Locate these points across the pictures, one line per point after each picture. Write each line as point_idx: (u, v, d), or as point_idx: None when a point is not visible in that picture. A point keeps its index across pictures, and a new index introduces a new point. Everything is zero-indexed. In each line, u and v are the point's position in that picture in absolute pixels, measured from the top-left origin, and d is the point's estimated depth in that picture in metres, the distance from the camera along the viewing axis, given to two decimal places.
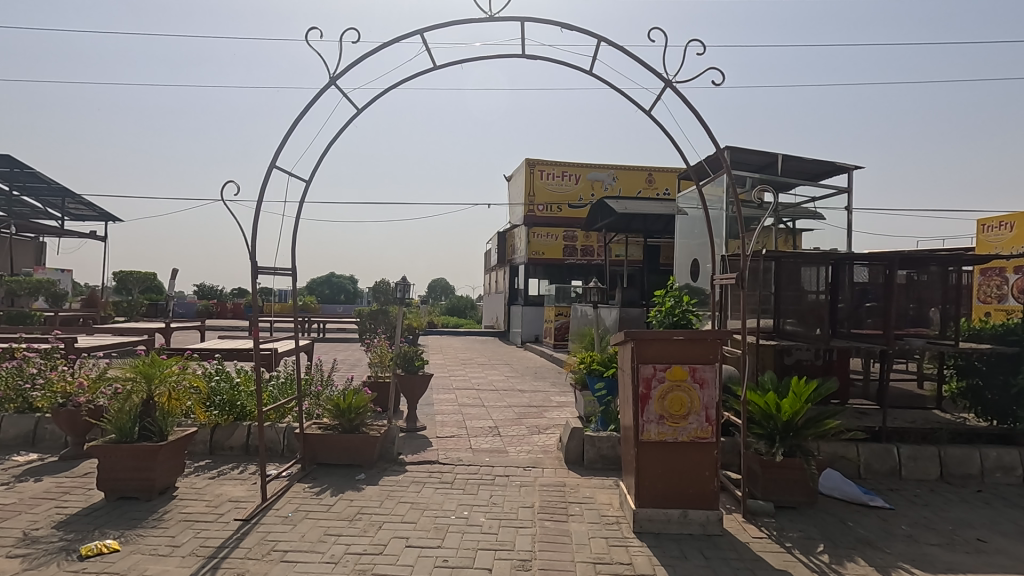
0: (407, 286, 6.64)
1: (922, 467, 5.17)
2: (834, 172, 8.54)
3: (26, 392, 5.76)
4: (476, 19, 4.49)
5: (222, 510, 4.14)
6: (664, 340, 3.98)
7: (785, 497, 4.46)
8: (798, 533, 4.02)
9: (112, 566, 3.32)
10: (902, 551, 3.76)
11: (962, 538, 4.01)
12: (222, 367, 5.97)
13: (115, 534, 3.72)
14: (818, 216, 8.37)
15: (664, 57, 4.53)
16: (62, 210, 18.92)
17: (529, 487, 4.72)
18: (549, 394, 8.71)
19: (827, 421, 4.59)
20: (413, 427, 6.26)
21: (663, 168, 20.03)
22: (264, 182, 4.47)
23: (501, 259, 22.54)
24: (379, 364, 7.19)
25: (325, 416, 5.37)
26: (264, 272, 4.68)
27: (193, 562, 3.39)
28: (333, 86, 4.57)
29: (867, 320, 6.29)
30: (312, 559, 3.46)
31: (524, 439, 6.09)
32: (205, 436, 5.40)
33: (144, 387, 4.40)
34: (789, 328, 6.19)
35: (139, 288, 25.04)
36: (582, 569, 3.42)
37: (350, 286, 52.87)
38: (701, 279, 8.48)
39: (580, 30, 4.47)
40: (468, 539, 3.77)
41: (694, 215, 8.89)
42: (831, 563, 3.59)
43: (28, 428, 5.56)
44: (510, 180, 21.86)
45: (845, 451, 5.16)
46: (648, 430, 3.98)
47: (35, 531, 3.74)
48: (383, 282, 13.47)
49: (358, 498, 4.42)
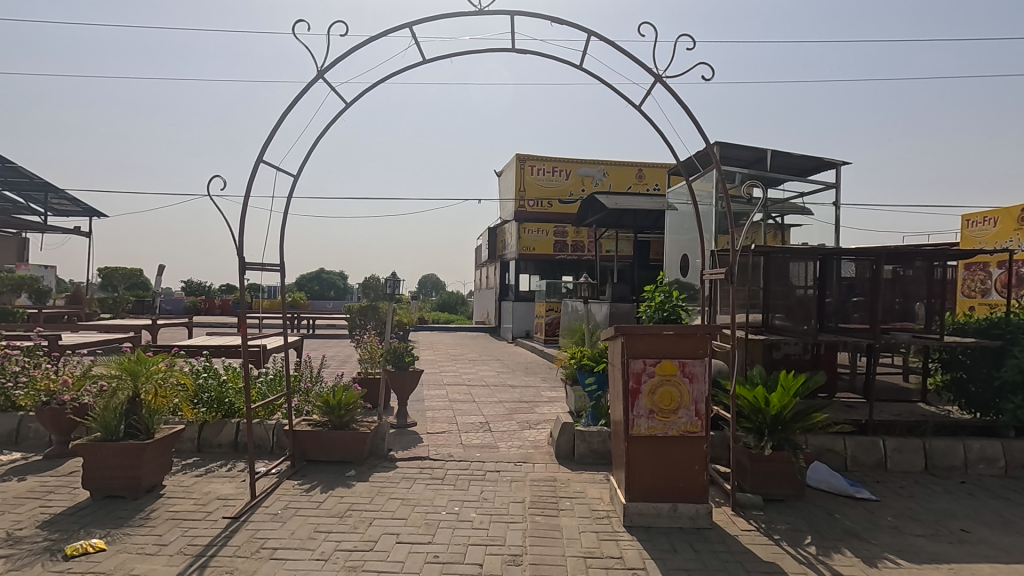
0: (398, 281, 6.52)
1: (908, 459, 5.24)
2: (822, 168, 8.61)
3: (9, 390, 5.67)
4: (465, 13, 4.48)
5: (210, 509, 4.10)
6: (653, 337, 4.01)
7: (773, 490, 4.51)
8: (787, 526, 4.06)
9: (98, 566, 3.28)
10: (887, 543, 3.80)
11: (945, 529, 4.06)
12: (209, 364, 5.93)
13: (100, 534, 3.67)
14: (806, 212, 8.43)
15: (653, 52, 4.54)
16: (45, 206, 18.63)
17: (520, 483, 4.73)
18: (539, 390, 8.73)
19: (815, 415, 4.60)
20: (403, 423, 6.25)
21: (653, 164, 20.13)
22: (252, 176, 4.41)
23: (492, 255, 22.49)
24: (369, 360, 7.18)
25: (315, 413, 5.33)
26: (252, 267, 4.59)
27: (179, 561, 3.36)
28: (321, 80, 4.55)
29: (854, 314, 6.42)
30: (302, 556, 3.45)
31: (515, 435, 6.10)
32: (193, 433, 5.33)
33: (130, 384, 4.36)
34: (778, 323, 6.22)
35: (125, 285, 24.83)
36: (573, 564, 3.42)
37: (340, 283, 52.96)
38: (691, 275, 8.51)
39: (569, 25, 4.50)
40: (459, 535, 3.77)
41: (684, 210, 8.92)
42: (819, 555, 3.63)
43: (12, 426, 5.48)
44: (501, 177, 21.82)
45: (832, 444, 5.22)
46: (638, 425, 3.98)
47: (19, 531, 3.68)
48: (374, 278, 13.43)
49: (349, 495, 4.39)
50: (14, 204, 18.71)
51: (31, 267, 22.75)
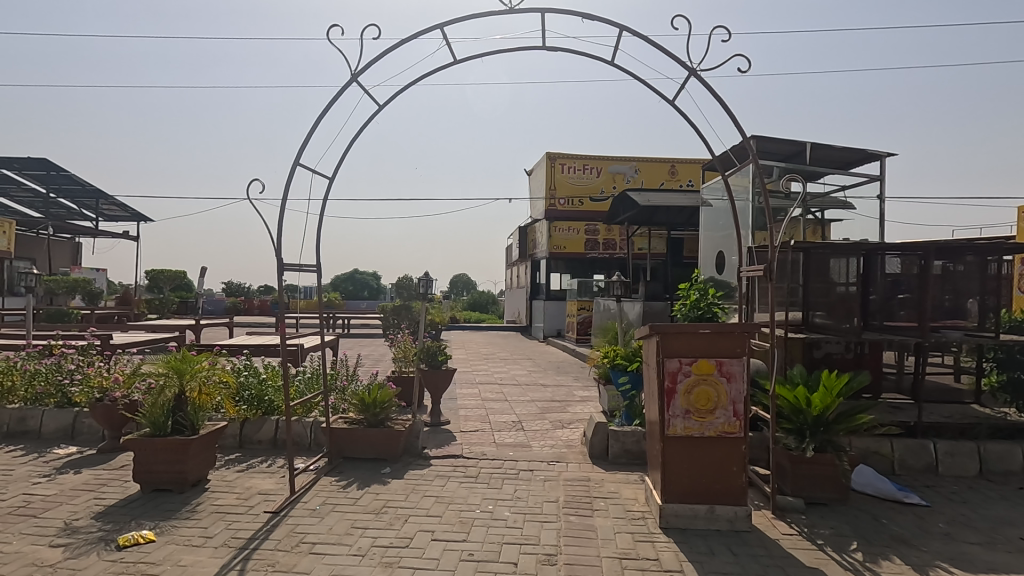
0: (430, 281, 6.56)
1: (961, 464, 5.01)
2: (866, 160, 8.31)
3: (65, 387, 5.92)
4: (496, 12, 4.47)
5: (252, 503, 4.21)
6: (690, 335, 3.93)
7: (816, 494, 4.37)
8: (830, 531, 3.93)
9: (148, 556, 3.41)
10: (939, 550, 3.65)
11: (1002, 537, 3.87)
12: (249, 363, 6.10)
13: (150, 526, 3.81)
14: (848, 206, 8.16)
15: (686, 44, 4.44)
16: (97, 212, 19.51)
17: (554, 482, 4.71)
18: (572, 389, 8.69)
19: (860, 416, 4.44)
20: (437, 422, 6.30)
21: (686, 159, 19.80)
22: (289, 180, 4.47)
23: (523, 254, 22.51)
24: (403, 359, 7.27)
25: (352, 410, 5.42)
26: (290, 269, 4.68)
27: (224, 553, 3.46)
28: (355, 83, 4.60)
29: (900, 311, 6.20)
30: (340, 551, 3.51)
31: (548, 434, 6.08)
32: (234, 430, 5.49)
33: (176, 382, 4.53)
34: (819, 322, 6.01)
35: (170, 286, 25.82)
36: (608, 564, 3.39)
37: (373, 283, 53.80)
38: (727, 272, 8.33)
39: (600, 20, 4.44)
40: (494, 533, 3.78)
41: (718, 206, 8.77)
42: (865, 561, 3.51)
43: (68, 422, 5.72)
44: (532, 176, 21.77)
45: (878, 446, 5.03)
46: (674, 425, 3.92)
47: (75, 522, 3.86)
48: (406, 279, 13.58)
49: (384, 492, 4.45)
50: (68, 210, 19.63)
51: (84, 271, 23.86)
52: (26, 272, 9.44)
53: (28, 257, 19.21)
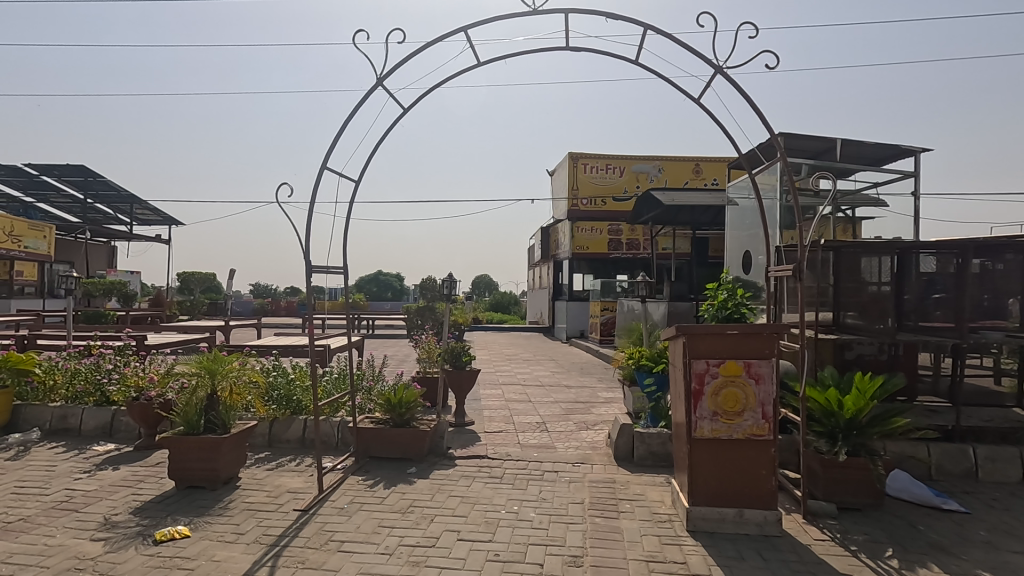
0: (454, 282, 6.58)
1: (1002, 470, 4.85)
2: (898, 156, 8.09)
3: (103, 386, 6.11)
4: (519, 14, 4.46)
5: (282, 501, 4.29)
6: (717, 336, 3.88)
7: (848, 498, 4.27)
8: (864, 537, 3.83)
9: (183, 551, 3.50)
10: (980, 559, 3.53)
11: None
12: (278, 363, 6.21)
13: (185, 522, 3.91)
14: (880, 204, 7.96)
15: (713, 41, 4.36)
16: (131, 216, 20.09)
17: (579, 483, 4.69)
18: (595, 390, 8.64)
19: (895, 419, 4.33)
20: (461, 422, 6.33)
21: (711, 158, 19.54)
22: (316, 184, 4.52)
23: (545, 254, 22.46)
24: (428, 359, 7.33)
25: (378, 410, 5.49)
26: (318, 271, 4.75)
27: (256, 550, 3.53)
28: (380, 87, 4.63)
29: (935, 312, 6.03)
30: (368, 550, 3.55)
31: (572, 435, 6.07)
32: (264, 428, 5.61)
33: (208, 382, 4.65)
34: (851, 322, 5.88)
35: (201, 288, 26.44)
36: (635, 567, 3.36)
37: (396, 284, 54.29)
38: (754, 272, 8.20)
39: (624, 18, 4.40)
40: (519, 534, 3.79)
41: (745, 205, 8.64)
42: (902, 569, 3.41)
43: (106, 419, 5.90)
44: (555, 176, 21.72)
45: (914, 451, 4.89)
46: (701, 427, 3.87)
47: (114, 517, 3.98)
48: (430, 280, 13.67)
49: (410, 491, 4.49)
50: (104, 215, 20.23)
51: (120, 273, 24.61)
52: (65, 274, 9.76)
53: (67, 260, 19.89)
